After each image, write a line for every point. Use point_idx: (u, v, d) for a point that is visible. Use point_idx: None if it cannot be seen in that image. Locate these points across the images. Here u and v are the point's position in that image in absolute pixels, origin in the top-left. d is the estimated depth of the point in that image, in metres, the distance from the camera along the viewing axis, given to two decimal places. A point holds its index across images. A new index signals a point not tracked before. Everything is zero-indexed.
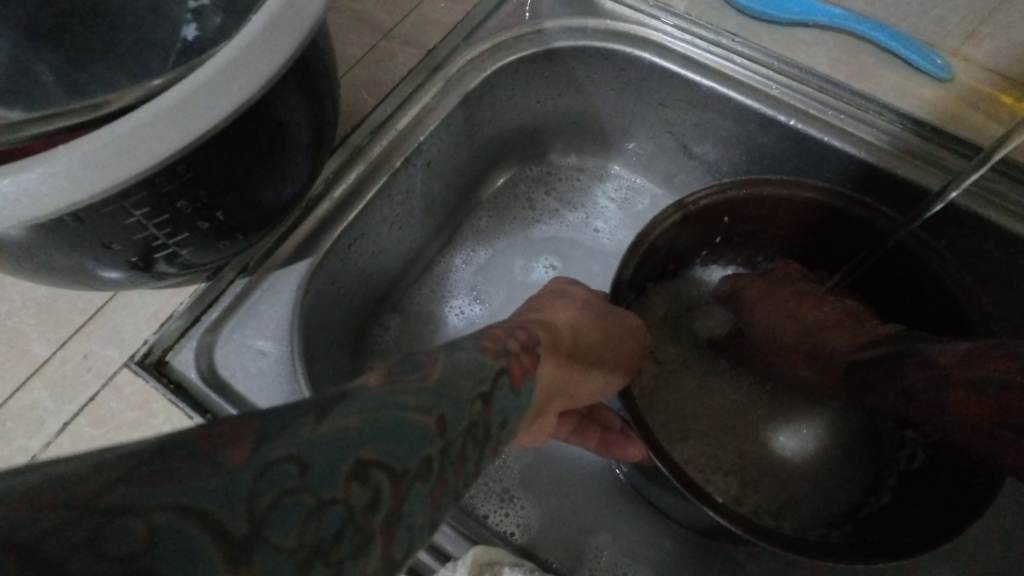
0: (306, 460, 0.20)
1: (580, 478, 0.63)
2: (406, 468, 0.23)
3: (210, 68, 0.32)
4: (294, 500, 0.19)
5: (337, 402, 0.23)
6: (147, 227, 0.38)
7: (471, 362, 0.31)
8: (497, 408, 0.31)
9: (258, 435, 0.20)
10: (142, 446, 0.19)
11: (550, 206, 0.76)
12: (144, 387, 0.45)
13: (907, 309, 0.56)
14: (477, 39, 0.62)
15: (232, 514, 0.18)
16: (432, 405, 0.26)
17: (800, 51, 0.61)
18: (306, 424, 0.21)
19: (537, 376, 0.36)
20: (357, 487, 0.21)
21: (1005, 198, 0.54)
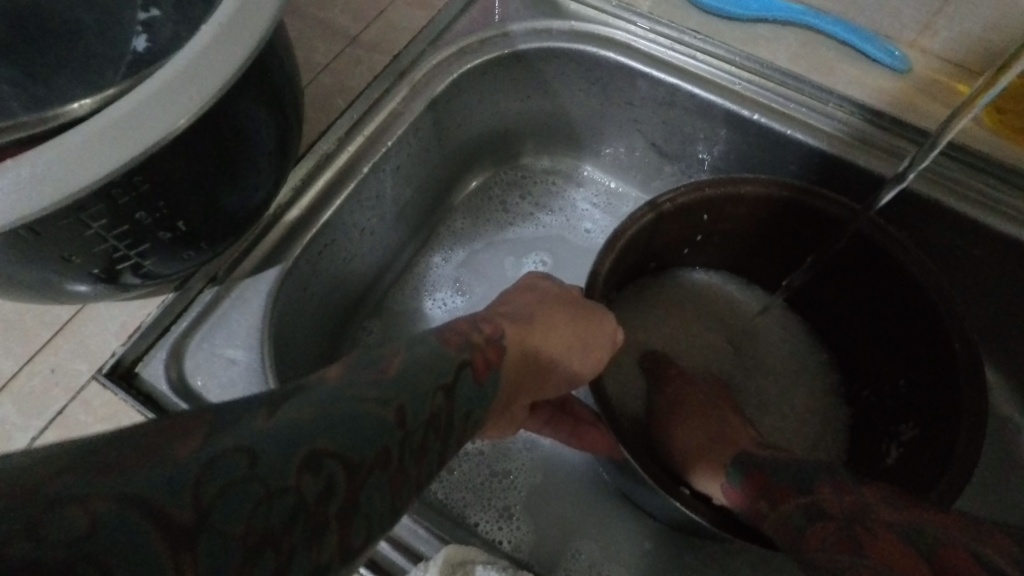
0: (256, 450, 0.21)
1: (558, 470, 0.63)
2: (362, 458, 0.23)
3: (161, 78, 0.33)
4: (242, 489, 0.20)
5: (291, 395, 0.24)
6: (107, 239, 0.38)
7: (432, 355, 0.31)
8: (460, 400, 0.31)
9: (208, 429, 0.21)
10: (92, 442, 0.19)
11: (525, 210, 0.76)
12: (112, 400, 0.45)
13: (875, 301, 0.57)
14: (443, 44, 0.63)
15: (178, 503, 0.19)
16: (391, 396, 0.26)
17: (761, 46, 0.62)
18: (257, 418, 0.22)
19: (503, 368, 0.36)
20: (310, 476, 0.22)
21: (964, 185, 0.55)
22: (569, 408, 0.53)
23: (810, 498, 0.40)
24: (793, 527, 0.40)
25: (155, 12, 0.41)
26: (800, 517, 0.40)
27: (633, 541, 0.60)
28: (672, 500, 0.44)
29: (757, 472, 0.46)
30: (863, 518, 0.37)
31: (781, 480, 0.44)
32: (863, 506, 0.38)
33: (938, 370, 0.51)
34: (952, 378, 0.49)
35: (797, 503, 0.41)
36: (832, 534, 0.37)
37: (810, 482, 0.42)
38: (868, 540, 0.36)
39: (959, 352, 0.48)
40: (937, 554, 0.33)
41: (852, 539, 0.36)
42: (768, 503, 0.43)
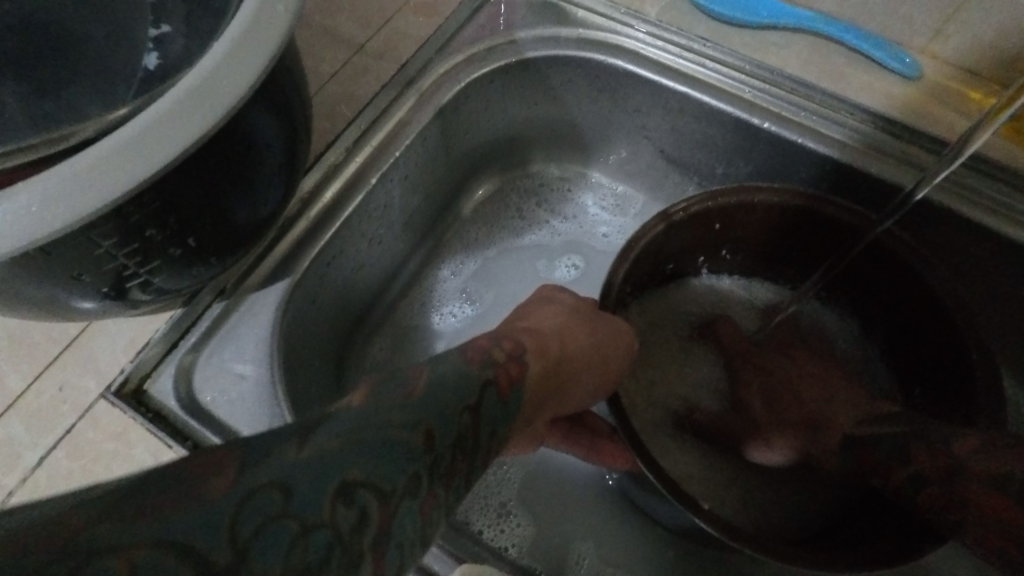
0: (289, 485, 0.20)
1: (569, 481, 0.63)
2: (393, 486, 0.23)
3: (173, 97, 0.32)
4: (277, 527, 0.19)
5: (322, 423, 0.23)
6: (117, 257, 0.37)
7: (455, 376, 0.30)
8: (485, 418, 0.30)
9: (239, 464, 0.20)
10: (122, 484, 0.19)
11: (541, 216, 0.76)
12: (121, 418, 0.44)
13: (892, 309, 0.56)
14: (450, 52, 0.62)
15: (213, 544, 0.18)
16: (418, 419, 0.26)
17: (771, 53, 0.61)
18: (289, 448, 0.21)
19: (525, 383, 0.35)
20: (343, 507, 0.21)
21: (979, 193, 0.55)
22: (583, 421, 0.53)
23: (910, 465, 0.39)
24: (908, 495, 0.39)
25: (166, 27, 0.41)
26: (910, 485, 0.39)
27: (649, 551, 0.59)
28: (689, 510, 0.43)
29: (863, 444, 0.44)
30: (959, 475, 0.35)
31: (883, 450, 0.41)
32: (953, 465, 0.36)
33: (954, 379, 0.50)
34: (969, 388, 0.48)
35: (904, 474, 0.39)
36: (942, 500, 0.37)
37: (903, 441, 0.40)
38: (973, 496, 0.35)
39: (977, 363, 0.47)
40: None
41: (957, 497, 0.35)
42: (880, 479, 0.42)
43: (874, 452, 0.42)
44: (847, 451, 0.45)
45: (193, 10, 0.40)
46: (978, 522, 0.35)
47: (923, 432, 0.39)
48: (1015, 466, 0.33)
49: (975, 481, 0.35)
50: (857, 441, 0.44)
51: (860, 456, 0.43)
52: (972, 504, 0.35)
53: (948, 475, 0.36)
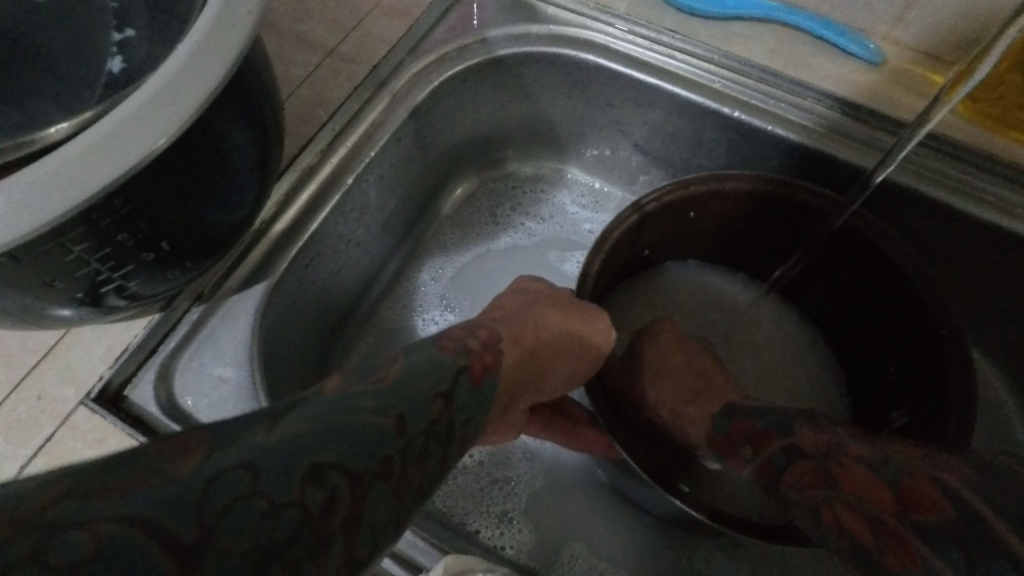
0: (259, 467, 0.21)
1: (558, 474, 0.63)
2: (365, 468, 0.23)
3: (137, 99, 0.33)
4: (246, 506, 0.20)
5: (291, 408, 0.24)
6: (89, 263, 0.38)
7: (428, 363, 0.30)
8: (458, 405, 0.30)
9: (208, 446, 0.21)
10: (90, 468, 0.19)
11: (514, 220, 0.76)
12: (101, 425, 0.44)
13: (863, 291, 0.57)
14: (422, 52, 0.63)
15: (180, 523, 0.18)
16: (390, 405, 0.26)
17: (738, 43, 0.62)
18: (258, 432, 0.22)
19: (500, 371, 0.36)
20: (313, 488, 0.21)
21: (943, 175, 0.56)
22: (565, 411, 0.53)
23: (790, 439, 0.41)
24: (776, 467, 0.41)
25: (130, 32, 0.40)
26: (781, 458, 0.41)
27: (636, 545, 0.60)
28: (670, 495, 0.44)
29: (743, 419, 0.46)
30: (837, 455, 0.39)
31: (762, 424, 0.44)
32: (834, 444, 0.39)
33: (924, 356, 0.51)
34: (938, 364, 0.49)
35: (777, 446, 0.42)
36: (810, 473, 0.39)
37: (788, 421, 0.43)
38: (842, 475, 0.37)
39: (945, 338, 0.49)
40: (904, 481, 0.35)
41: (827, 476, 0.38)
42: (750, 449, 0.44)
43: (751, 425, 0.45)
44: (724, 424, 0.47)
45: (157, 16, 0.40)
46: (837, 497, 0.37)
47: (812, 416, 0.42)
48: (890, 453, 0.37)
49: (851, 463, 0.38)
50: (737, 417, 0.47)
51: (734, 431, 0.46)
52: (840, 480, 0.37)
53: (827, 451, 0.39)
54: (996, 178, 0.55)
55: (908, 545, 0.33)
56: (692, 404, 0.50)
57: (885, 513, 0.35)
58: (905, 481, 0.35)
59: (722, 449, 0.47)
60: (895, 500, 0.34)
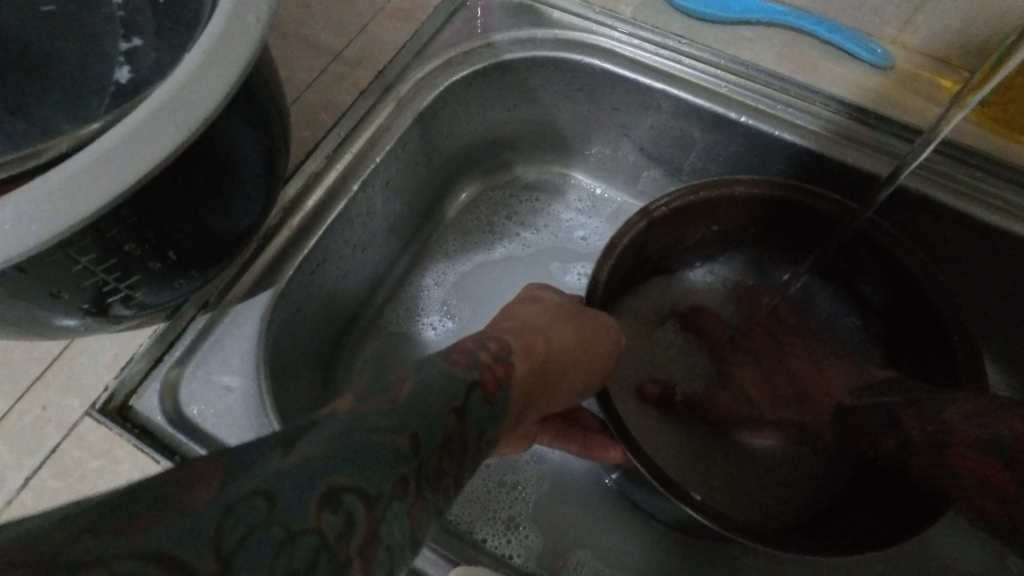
0: (275, 494, 0.20)
1: (564, 480, 0.63)
2: (379, 490, 0.23)
3: (146, 110, 0.32)
4: (262, 534, 0.19)
5: (306, 430, 0.23)
6: (95, 273, 0.37)
7: (441, 378, 0.30)
8: (472, 420, 0.30)
9: (224, 473, 0.20)
10: (104, 498, 0.19)
11: (510, 230, 0.76)
12: (107, 436, 0.44)
13: (874, 297, 0.57)
14: (427, 57, 0.63)
15: (198, 554, 0.18)
16: (404, 423, 0.26)
17: (745, 48, 0.62)
18: (273, 456, 0.22)
19: (512, 384, 0.35)
20: (330, 513, 0.21)
21: (952, 180, 0.56)
22: (576, 418, 0.53)
23: (902, 435, 0.43)
24: (897, 459, 0.44)
25: (138, 41, 0.40)
26: (901, 453, 0.43)
27: (643, 551, 0.59)
28: (680, 502, 0.43)
29: (856, 416, 0.48)
30: (946, 442, 0.40)
31: (876, 420, 0.46)
32: (942, 432, 0.40)
33: (937, 362, 0.51)
34: (952, 370, 0.49)
35: (894, 442, 0.44)
36: (930, 463, 0.41)
37: (895, 416, 0.44)
38: (956, 461, 0.40)
39: (958, 345, 0.48)
40: (1015, 459, 0.37)
41: (946, 464, 0.40)
42: (871, 447, 0.46)
43: (861, 421, 0.48)
44: (841, 418, 0.50)
45: (162, 24, 0.40)
46: (970, 484, 0.40)
47: (919, 402, 0.43)
48: (997, 433, 0.38)
49: (963, 448, 0.39)
50: (852, 412, 0.49)
51: (852, 424, 0.48)
52: (955, 463, 0.40)
53: (935, 439, 0.41)
54: (1006, 184, 0.55)
55: None
56: (804, 407, 0.54)
57: (1002, 484, 0.38)
58: (1012, 454, 0.37)
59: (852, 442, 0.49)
60: (1012, 477, 0.37)
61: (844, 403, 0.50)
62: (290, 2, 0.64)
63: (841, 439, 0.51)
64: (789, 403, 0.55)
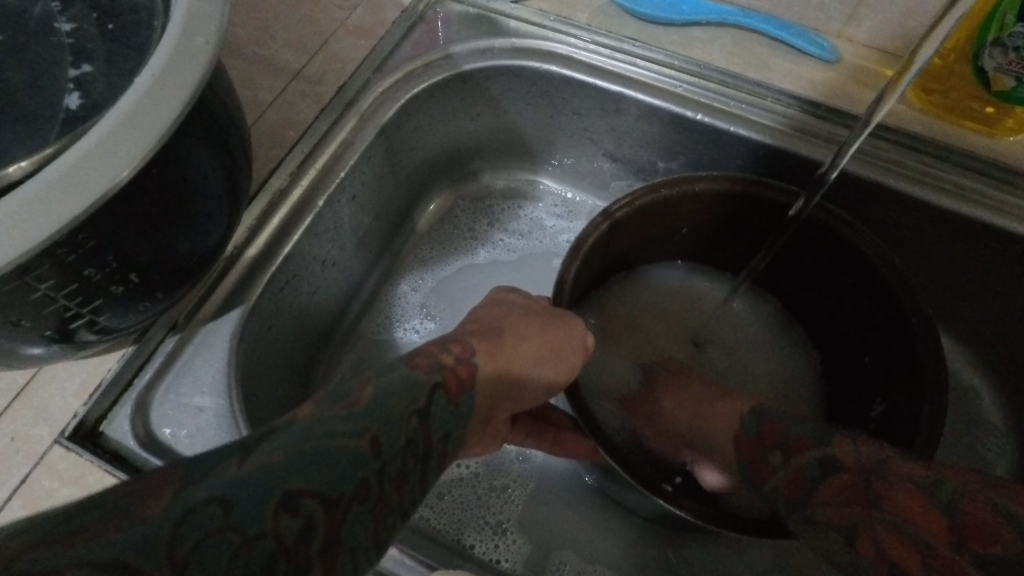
0: (232, 500, 0.21)
1: (549, 481, 0.63)
2: (339, 493, 0.23)
3: (95, 134, 0.33)
4: (219, 541, 0.20)
5: (265, 437, 0.24)
6: (56, 299, 0.37)
7: (403, 382, 0.30)
8: (434, 422, 0.30)
9: (180, 483, 0.21)
10: (57, 517, 0.19)
11: (492, 235, 0.77)
12: (77, 462, 0.44)
13: (836, 284, 0.58)
14: (388, 71, 0.63)
15: (152, 562, 0.19)
16: (365, 427, 0.26)
17: (697, 48, 0.64)
18: (231, 464, 0.22)
19: (477, 385, 0.36)
20: (288, 516, 0.22)
21: (901, 166, 0.58)
22: (549, 417, 0.53)
23: (828, 450, 0.40)
24: (807, 480, 0.39)
25: (88, 67, 0.40)
26: (816, 470, 0.39)
27: (625, 548, 0.60)
28: (654, 495, 0.44)
29: (774, 422, 0.45)
30: (882, 472, 0.37)
31: (796, 430, 0.43)
32: (879, 460, 0.37)
33: (898, 343, 0.52)
34: (912, 351, 0.50)
35: (811, 456, 0.40)
36: (851, 490, 0.37)
37: (827, 433, 0.41)
38: (886, 493, 0.35)
39: (915, 325, 0.50)
40: (962, 510, 0.33)
41: (869, 494, 0.36)
42: (781, 454, 0.42)
43: (784, 428, 0.43)
44: (753, 424, 0.46)
45: (116, 48, 0.40)
46: (882, 521, 0.35)
47: (851, 431, 0.41)
48: (939, 474, 0.35)
49: (897, 479, 0.36)
50: (768, 417, 0.46)
51: (765, 433, 0.44)
52: (884, 499, 0.35)
53: (871, 468, 0.37)
54: (953, 167, 0.57)
55: None
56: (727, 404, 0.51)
57: (936, 540, 0.33)
58: (961, 506, 0.33)
59: (750, 453, 0.45)
60: (951, 528, 0.33)
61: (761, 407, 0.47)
62: (249, 22, 0.65)
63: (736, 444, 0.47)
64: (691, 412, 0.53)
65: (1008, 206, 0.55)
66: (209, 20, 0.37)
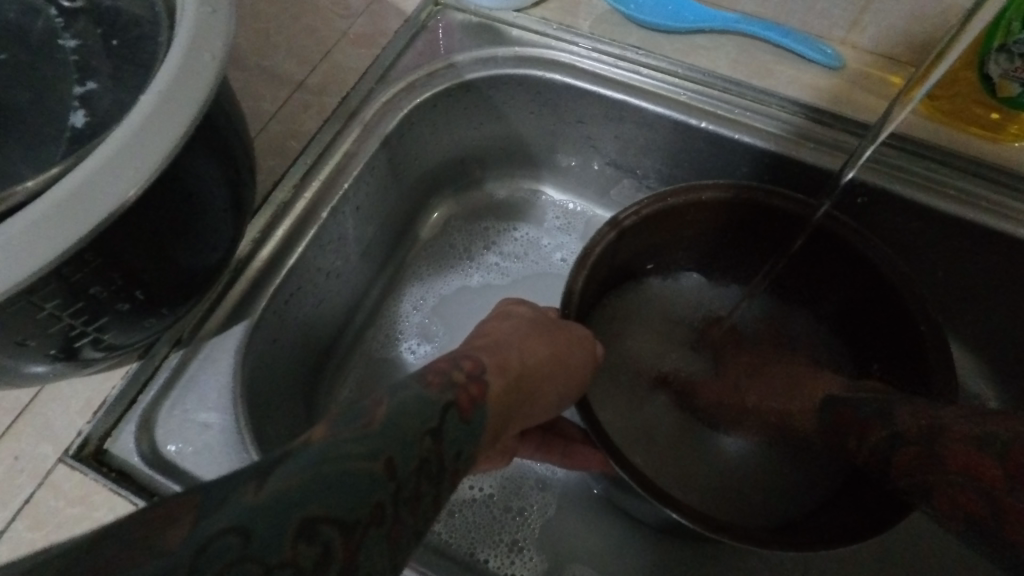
0: (248, 529, 0.21)
1: (568, 503, 0.62)
2: (357, 517, 0.23)
3: (103, 154, 0.32)
4: (235, 571, 0.20)
5: (281, 460, 0.23)
6: (62, 318, 0.37)
7: (416, 401, 0.30)
8: (448, 441, 0.30)
9: (195, 513, 0.21)
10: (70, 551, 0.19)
11: (489, 255, 0.76)
12: (82, 482, 0.43)
13: (844, 290, 0.58)
14: (390, 81, 0.63)
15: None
16: (379, 449, 0.26)
17: (701, 56, 0.63)
18: (247, 490, 0.22)
19: (487, 401, 0.35)
20: (305, 544, 0.21)
21: (907, 172, 0.57)
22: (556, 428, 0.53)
23: (891, 428, 0.38)
24: (883, 454, 0.38)
25: (93, 84, 0.40)
26: (886, 445, 0.38)
27: (634, 560, 0.60)
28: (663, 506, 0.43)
29: (843, 407, 0.44)
30: (938, 433, 0.35)
31: (862, 412, 0.42)
32: (940, 424, 0.35)
33: (908, 352, 0.52)
34: (924, 361, 0.50)
35: (883, 434, 0.38)
36: (917, 458, 0.36)
37: (888, 407, 0.40)
38: (952, 451, 0.33)
39: (926, 336, 0.49)
40: (1010, 453, 0.30)
41: (934, 454, 0.34)
42: (856, 437, 0.41)
43: (851, 407, 0.43)
44: (828, 413, 0.46)
45: (120, 65, 0.40)
46: (944, 475, 0.33)
47: (914, 402, 0.39)
48: (991, 427, 0.32)
49: (955, 440, 0.33)
50: (840, 403, 0.45)
51: (839, 418, 0.44)
52: (946, 458, 0.33)
53: (929, 432, 0.35)
54: (960, 173, 0.57)
55: None
56: (796, 396, 0.51)
57: (992, 484, 0.30)
58: (997, 444, 0.31)
59: (834, 437, 0.45)
60: (965, 466, 0.32)
61: (834, 395, 0.47)
62: (250, 34, 0.64)
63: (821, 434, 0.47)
64: (779, 393, 0.53)
65: (1014, 210, 0.55)
66: (214, 35, 0.36)
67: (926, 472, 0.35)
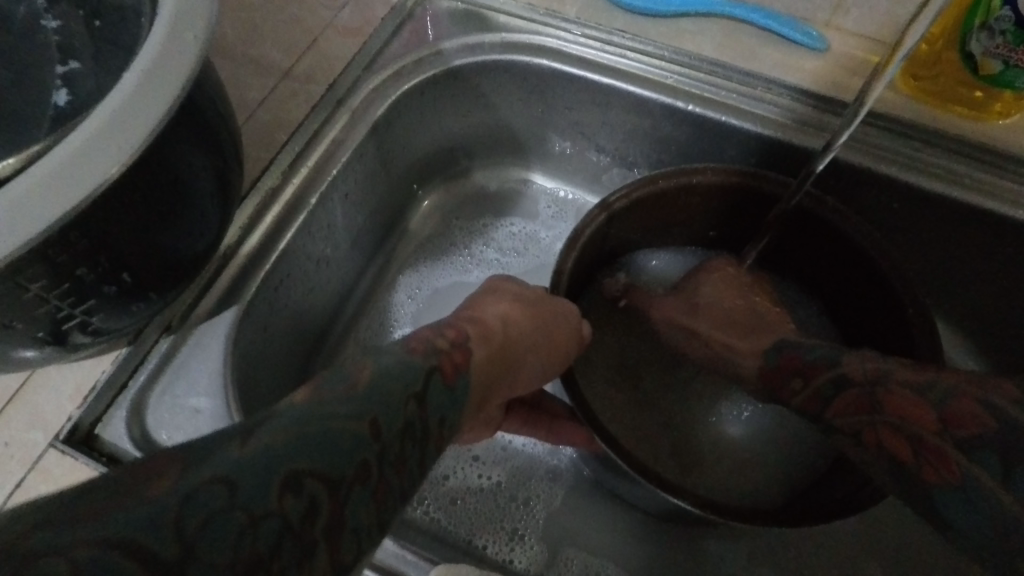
0: (234, 480, 0.21)
1: (575, 496, 0.62)
2: (342, 474, 0.23)
3: (82, 133, 0.32)
4: (223, 521, 0.20)
5: (265, 419, 0.23)
6: (49, 300, 0.37)
7: (400, 365, 0.30)
8: (432, 406, 0.30)
9: (182, 465, 0.21)
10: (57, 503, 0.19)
11: (484, 245, 0.76)
12: (74, 466, 0.43)
13: (833, 270, 0.58)
14: (377, 68, 0.63)
15: (157, 543, 0.19)
16: (364, 409, 0.26)
17: (686, 39, 0.64)
18: (232, 448, 0.22)
19: (472, 370, 0.36)
20: (291, 497, 0.22)
21: (892, 152, 0.58)
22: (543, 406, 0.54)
23: (839, 369, 0.44)
24: (823, 397, 0.44)
25: (75, 64, 0.40)
26: (830, 388, 0.44)
27: (627, 542, 0.60)
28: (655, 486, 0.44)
29: (792, 352, 0.48)
30: (884, 381, 0.41)
31: (810, 357, 0.46)
32: (884, 369, 0.41)
33: (896, 330, 0.52)
34: (911, 338, 0.50)
35: (827, 377, 0.44)
36: (857, 401, 0.42)
37: (837, 353, 0.45)
38: (888, 399, 0.40)
39: (912, 314, 0.50)
40: (950, 403, 0.37)
41: (874, 400, 0.41)
42: (801, 379, 0.46)
43: (801, 354, 0.47)
44: (774, 356, 0.49)
45: (102, 48, 0.40)
46: (883, 421, 0.40)
47: (860, 349, 0.44)
48: (934, 379, 0.39)
49: (899, 387, 0.40)
50: (789, 348, 0.49)
51: (783, 364, 0.48)
52: (887, 403, 0.40)
53: (875, 379, 0.41)
54: (943, 151, 0.57)
55: (947, 459, 0.36)
56: (746, 338, 0.53)
57: (925, 429, 0.38)
58: (949, 403, 0.37)
59: (771, 381, 0.49)
60: (938, 419, 0.37)
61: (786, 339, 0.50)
62: (235, 23, 0.64)
63: (760, 378, 0.50)
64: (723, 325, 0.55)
65: (997, 188, 0.56)
66: (196, 15, 0.36)
67: (865, 422, 0.41)
